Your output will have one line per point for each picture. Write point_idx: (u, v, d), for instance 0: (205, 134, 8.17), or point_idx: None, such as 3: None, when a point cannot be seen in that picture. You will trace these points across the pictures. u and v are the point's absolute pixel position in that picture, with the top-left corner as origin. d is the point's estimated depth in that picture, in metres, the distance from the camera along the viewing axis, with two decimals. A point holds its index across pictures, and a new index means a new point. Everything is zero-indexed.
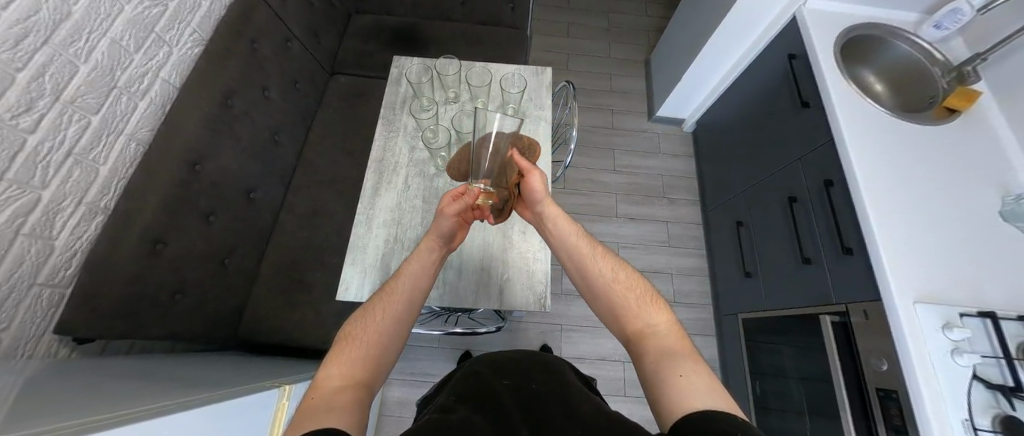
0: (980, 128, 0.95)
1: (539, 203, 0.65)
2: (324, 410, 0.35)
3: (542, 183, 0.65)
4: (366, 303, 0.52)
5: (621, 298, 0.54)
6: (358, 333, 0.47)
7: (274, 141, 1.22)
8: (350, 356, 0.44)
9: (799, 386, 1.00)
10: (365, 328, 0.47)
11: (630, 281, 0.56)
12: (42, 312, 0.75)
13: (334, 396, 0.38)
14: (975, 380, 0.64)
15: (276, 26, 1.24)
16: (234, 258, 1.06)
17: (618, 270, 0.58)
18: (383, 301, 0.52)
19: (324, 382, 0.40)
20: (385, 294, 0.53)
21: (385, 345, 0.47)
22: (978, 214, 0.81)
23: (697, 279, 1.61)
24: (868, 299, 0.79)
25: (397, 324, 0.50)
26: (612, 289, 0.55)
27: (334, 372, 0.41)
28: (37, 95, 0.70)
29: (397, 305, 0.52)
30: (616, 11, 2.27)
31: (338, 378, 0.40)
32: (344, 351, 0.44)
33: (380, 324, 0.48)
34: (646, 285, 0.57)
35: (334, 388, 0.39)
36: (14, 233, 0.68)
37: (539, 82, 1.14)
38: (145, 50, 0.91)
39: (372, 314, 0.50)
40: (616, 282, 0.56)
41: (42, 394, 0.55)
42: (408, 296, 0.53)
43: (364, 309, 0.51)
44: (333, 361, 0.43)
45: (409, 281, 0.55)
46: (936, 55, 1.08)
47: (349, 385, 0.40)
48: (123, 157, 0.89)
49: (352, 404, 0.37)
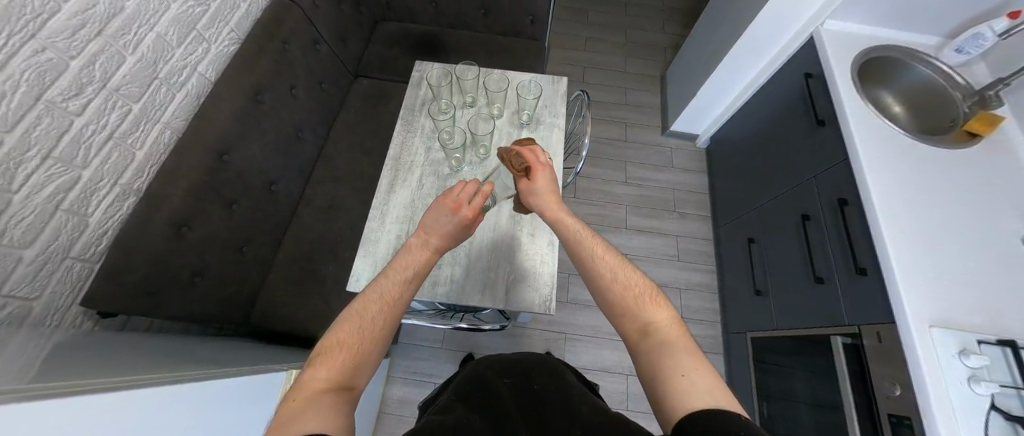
0: (1004, 154, 0.93)
1: (539, 198, 0.64)
2: (308, 413, 0.35)
3: (546, 182, 0.65)
4: (359, 303, 0.49)
5: (618, 299, 0.51)
6: (351, 335, 0.45)
7: (298, 137, 1.27)
8: (340, 358, 0.43)
9: (808, 409, 0.97)
10: (359, 330, 0.46)
11: (626, 280, 0.52)
12: (71, 285, 0.79)
13: (318, 398, 0.37)
14: (994, 411, 0.62)
15: (307, 29, 1.30)
16: (252, 246, 1.09)
17: (614, 264, 0.54)
18: (369, 302, 0.49)
19: (310, 384, 0.40)
20: (379, 295, 0.50)
21: (374, 348, 0.46)
22: (1000, 240, 0.79)
23: (706, 295, 1.59)
24: (882, 321, 0.77)
25: (388, 327, 0.49)
26: (608, 285, 0.52)
27: (320, 375, 0.41)
28: (87, 81, 0.75)
29: (386, 311, 0.49)
30: (634, 27, 2.30)
31: (324, 382, 0.40)
32: (335, 353, 0.43)
33: (374, 332, 0.47)
34: (642, 279, 0.53)
35: (319, 392, 0.38)
36: (53, 209, 0.72)
37: (555, 90, 1.17)
38: (186, 45, 0.97)
39: (366, 314, 0.48)
40: (613, 281, 0.52)
41: (64, 360, 0.58)
42: (390, 303, 0.50)
43: (355, 306, 0.49)
44: (321, 362, 0.42)
45: (404, 283, 0.53)
46: (956, 79, 1.07)
47: (335, 390, 0.40)
48: (158, 143, 0.94)
49: (336, 410, 0.37)
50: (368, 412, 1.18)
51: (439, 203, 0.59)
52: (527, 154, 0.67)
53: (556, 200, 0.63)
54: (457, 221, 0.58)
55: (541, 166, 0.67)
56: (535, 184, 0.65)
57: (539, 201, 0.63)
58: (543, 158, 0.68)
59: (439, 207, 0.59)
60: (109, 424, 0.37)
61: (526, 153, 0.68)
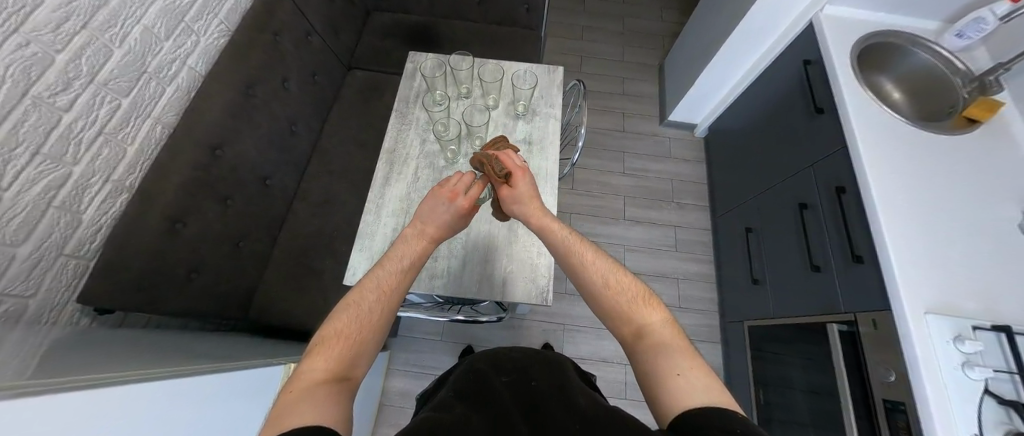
0: (1002, 140, 0.92)
1: (522, 201, 0.63)
2: (306, 404, 0.35)
3: (529, 183, 0.65)
4: (356, 294, 0.49)
5: (609, 302, 0.50)
6: (349, 326, 0.45)
7: (292, 131, 1.26)
8: (338, 349, 0.43)
9: (804, 396, 0.98)
10: (356, 321, 0.46)
11: (618, 284, 0.52)
12: (67, 282, 0.79)
13: (316, 389, 0.37)
14: (987, 395, 0.62)
15: (298, 20, 1.28)
16: (248, 242, 1.09)
17: (605, 269, 0.53)
18: (366, 292, 0.49)
19: (307, 375, 0.40)
20: (377, 284, 0.50)
21: (371, 338, 0.46)
22: (998, 227, 0.79)
23: (704, 284, 1.60)
24: (877, 308, 0.77)
25: (386, 317, 0.48)
26: (601, 288, 0.51)
27: (317, 366, 0.41)
28: (74, 76, 0.74)
29: (383, 302, 0.49)
30: (632, 16, 2.27)
31: (322, 372, 0.40)
32: (333, 343, 0.43)
33: (372, 322, 0.47)
34: (635, 283, 0.53)
35: (316, 383, 0.38)
36: (45, 205, 0.72)
37: (550, 80, 1.15)
38: (174, 38, 0.95)
39: (363, 304, 0.48)
40: (606, 286, 0.51)
41: (62, 356, 0.58)
42: (386, 293, 0.50)
43: (353, 296, 0.48)
44: (318, 352, 0.42)
45: (401, 273, 0.53)
46: (957, 64, 1.05)
47: (333, 380, 0.40)
48: (148, 139, 0.93)
49: (334, 401, 0.37)
50: (369, 404, 1.19)
51: (435, 192, 0.59)
52: (505, 158, 0.67)
53: (539, 206, 0.63)
54: (455, 210, 0.58)
55: (519, 170, 0.66)
56: (517, 189, 0.64)
57: (521, 206, 0.63)
58: (520, 162, 0.68)
59: (436, 196, 0.59)
60: (104, 422, 0.37)
61: (503, 157, 0.67)
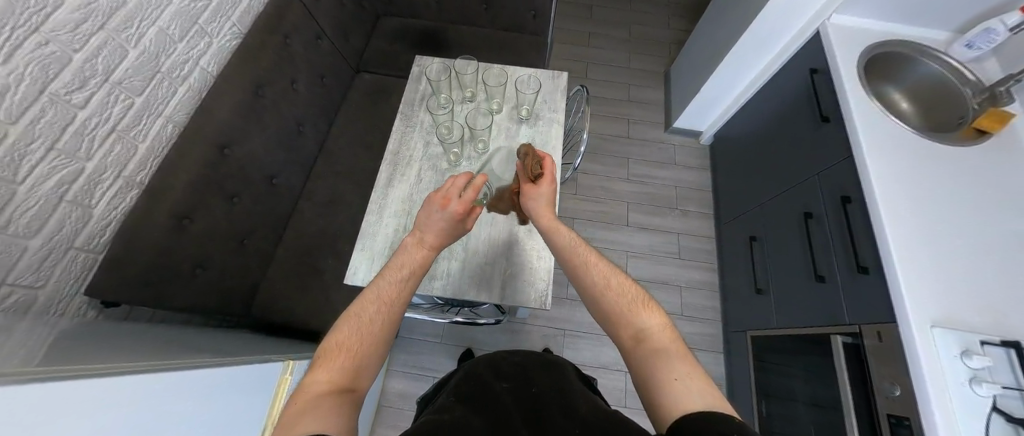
0: (1013, 152, 0.91)
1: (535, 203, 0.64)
2: (309, 415, 0.35)
3: (547, 196, 0.65)
4: (358, 305, 0.49)
5: (611, 303, 0.50)
6: (351, 338, 0.45)
7: (299, 131, 1.28)
8: (341, 361, 0.43)
9: (806, 407, 0.97)
10: (358, 332, 0.46)
11: (619, 287, 0.52)
12: (76, 275, 0.81)
13: (320, 401, 0.38)
14: (994, 412, 0.61)
15: (308, 23, 1.30)
16: (253, 239, 1.11)
17: (608, 271, 0.54)
18: (368, 303, 0.49)
19: (310, 388, 0.40)
20: (378, 294, 0.51)
21: (374, 349, 0.47)
22: (1009, 241, 0.77)
23: (707, 293, 1.58)
24: (882, 320, 0.76)
25: (388, 327, 0.49)
26: (602, 292, 0.51)
27: (320, 378, 0.41)
28: (89, 74, 0.76)
29: (385, 313, 0.49)
30: (638, 23, 2.28)
31: (326, 385, 0.40)
32: (336, 356, 0.43)
33: (374, 333, 0.47)
34: (635, 285, 0.53)
35: (320, 395, 0.39)
36: (57, 199, 0.74)
37: (554, 85, 1.16)
38: (188, 39, 0.98)
39: (365, 314, 0.48)
40: (608, 288, 0.51)
41: (67, 347, 0.59)
42: (388, 304, 0.50)
43: (354, 308, 0.49)
44: (322, 365, 0.42)
45: (402, 283, 0.53)
46: (968, 75, 1.04)
47: (337, 391, 0.40)
48: (160, 136, 0.95)
49: (339, 413, 0.37)
50: (367, 404, 1.19)
51: (429, 198, 0.58)
52: (546, 161, 0.66)
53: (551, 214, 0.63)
54: (448, 216, 0.56)
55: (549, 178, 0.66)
56: (538, 192, 0.64)
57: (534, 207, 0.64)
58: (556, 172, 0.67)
59: (430, 203, 0.58)
60: (107, 412, 0.38)
61: (546, 160, 0.66)
